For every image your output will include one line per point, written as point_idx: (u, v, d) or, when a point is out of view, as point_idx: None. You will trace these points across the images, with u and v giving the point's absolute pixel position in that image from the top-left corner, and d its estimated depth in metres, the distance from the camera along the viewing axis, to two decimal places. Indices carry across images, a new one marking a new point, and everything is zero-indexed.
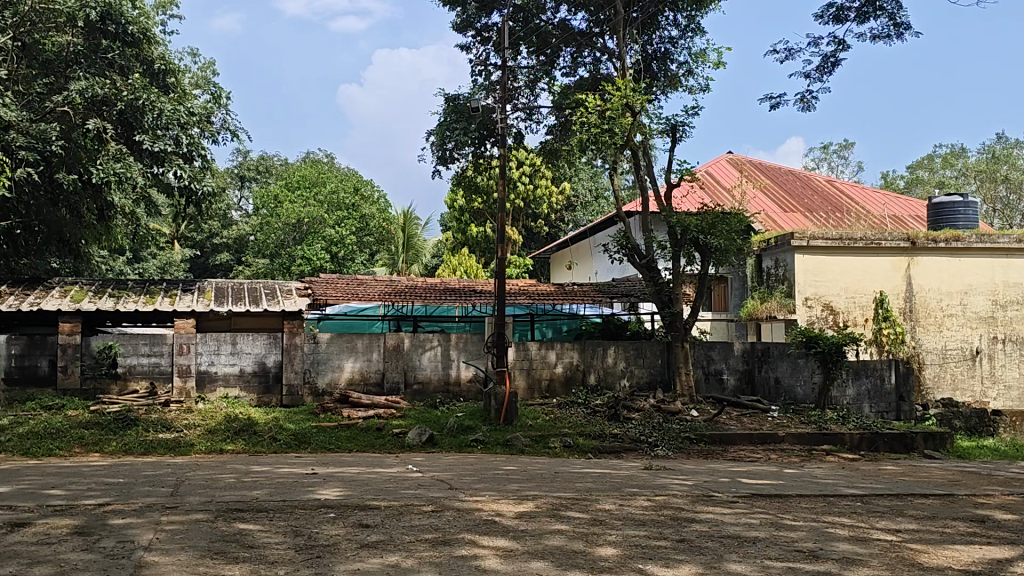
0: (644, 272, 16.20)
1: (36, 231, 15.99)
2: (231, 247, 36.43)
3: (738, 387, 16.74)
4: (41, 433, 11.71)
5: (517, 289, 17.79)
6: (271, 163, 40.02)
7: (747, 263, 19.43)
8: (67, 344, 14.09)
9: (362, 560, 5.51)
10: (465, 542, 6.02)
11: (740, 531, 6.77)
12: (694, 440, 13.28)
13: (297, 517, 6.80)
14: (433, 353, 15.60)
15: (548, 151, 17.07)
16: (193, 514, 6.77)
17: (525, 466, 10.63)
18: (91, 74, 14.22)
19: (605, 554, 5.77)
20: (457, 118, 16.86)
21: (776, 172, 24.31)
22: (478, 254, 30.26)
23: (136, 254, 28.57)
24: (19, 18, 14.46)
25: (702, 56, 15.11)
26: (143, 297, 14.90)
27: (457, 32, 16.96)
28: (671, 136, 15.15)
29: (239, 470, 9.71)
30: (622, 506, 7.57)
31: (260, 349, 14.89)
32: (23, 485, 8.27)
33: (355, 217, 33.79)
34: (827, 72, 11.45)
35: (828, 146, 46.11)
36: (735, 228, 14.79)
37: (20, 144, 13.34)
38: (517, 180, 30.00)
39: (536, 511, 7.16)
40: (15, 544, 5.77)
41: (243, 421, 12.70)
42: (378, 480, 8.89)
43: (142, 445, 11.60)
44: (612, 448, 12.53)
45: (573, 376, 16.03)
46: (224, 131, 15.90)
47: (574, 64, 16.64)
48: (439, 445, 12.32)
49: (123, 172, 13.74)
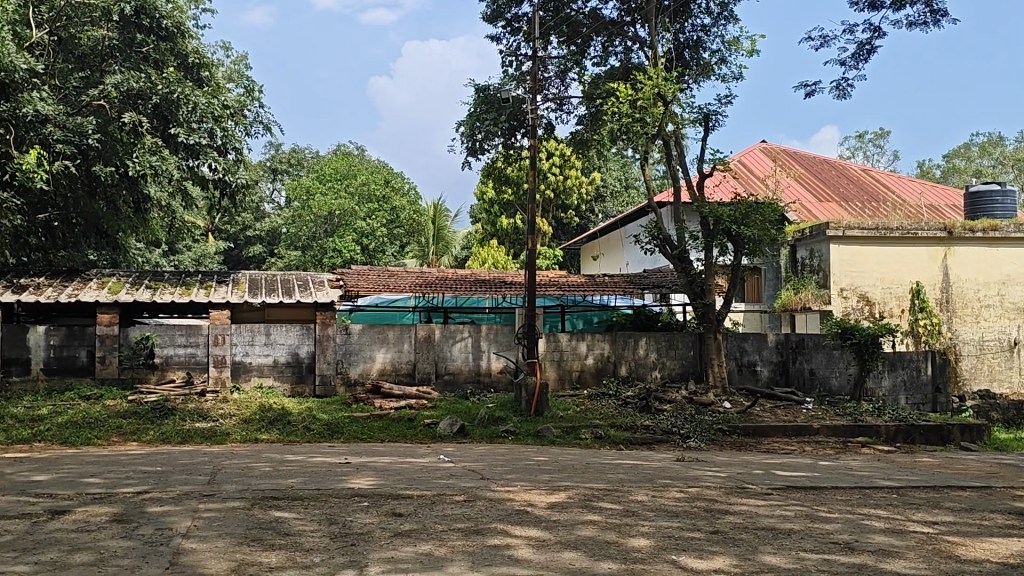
0: (675, 263, 16.09)
1: (73, 223, 16.45)
2: (264, 239, 36.78)
3: (773, 378, 16.53)
4: (80, 423, 11.91)
5: (548, 281, 17.76)
6: (303, 155, 40.26)
7: (781, 253, 19.27)
8: (106, 334, 14.32)
9: (395, 548, 5.56)
10: (498, 531, 6.05)
11: (774, 523, 6.73)
12: (727, 431, 13.19)
13: (331, 505, 6.88)
14: (464, 344, 15.63)
15: (578, 142, 16.98)
16: (230, 502, 6.85)
17: (556, 456, 10.64)
18: (127, 68, 14.56)
19: (638, 545, 5.76)
20: (487, 109, 16.86)
21: (811, 161, 24.06)
22: (508, 246, 30.26)
23: (171, 247, 28.92)
24: (55, 13, 14.60)
25: (735, 43, 14.94)
26: (179, 289, 15.08)
27: (487, 23, 16.93)
28: (704, 125, 15.01)
29: (273, 458, 9.81)
30: (655, 497, 7.56)
31: (293, 340, 15.02)
32: (62, 473, 8.41)
33: (385, 208, 33.93)
34: (862, 59, 11.30)
35: (863, 133, 45.73)
36: (769, 218, 14.62)
37: (57, 138, 13.60)
38: (548, 171, 30.07)
39: (569, 502, 7.16)
40: (55, 531, 5.88)
41: (277, 412, 12.84)
42: (410, 470, 8.96)
43: (179, 434, 11.73)
44: (643, 440, 12.49)
45: (604, 367, 15.98)
46: (257, 124, 16.01)
47: (605, 53, 16.56)
48: (470, 436, 12.34)
49: (158, 165, 13.93)
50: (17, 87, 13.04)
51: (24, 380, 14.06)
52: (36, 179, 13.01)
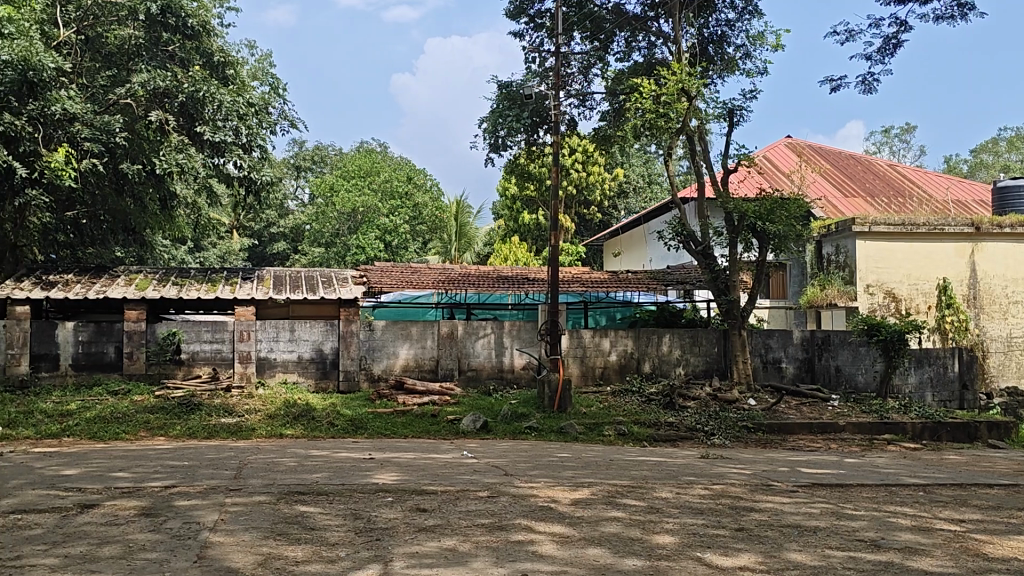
0: (699, 259, 15.99)
1: (101, 220, 16.68)
2: (288, 236, 37.01)
3: (798, 375, 16.45)
4: (108, 417, 12.06)
5: (571, 277, 17.74)
6: (327, 152, 40.49)
7: (807, 249, 19.14)
8: (133, 331, 14.46)
9: (419, 544, 5.58)
10: (522, 527, 6.06)
11: (800, 520, 6.70)
12: (752, 428, 13.12)
13: (355, 500, 6.91)
14: (487, 340, 15.65)
15: (601, 138, 16.93)
16: (256, 497, 6.92)
17: (579, 453, 10.63)
18: (154, 67, 14.54)
19: (663, 542, 5.76)
20: (510, 105, 16.83)
21: (837, 156, 23.88)
22: (530, 242, 30.27)
23: (197, 244, 29.20)
24: (82, 12, 14.96)
25: (760, 38, 14.83)
26: (205, 286, 15.21)
27: (510, 19, 16.92)
28: (728, 120, 14.93)
29: (298, 454, 9.88)
30: (679, 494, 7.54)
31: (318, 336, 15.11)
32: (91, 468, 8.51)
33: (408, 205, 34.04)
34: (889, 54, 11.20)
35: (889, 128, 45.36)
36: (795, 214, 14.51)
37: (85, 136, 13.73)
38: (571, 167, 30.03)
39: (593, 498, 7.16)
40: (85, 524, 5.95)
41: (302, 407, 12.93)
42: (434, 466, 8.99)
43: (206, 429, 11.84)
44: (667, 437, 12.43)
45: (627, 363, 15.96)
46: (283, 121, 16.04)
47: (629, 49, 16.51)
48: (494, 432, 12.36)
49: (185, 163, 14.09)
50: (45, 85, 13.15)
51: (53, 376, 14.22)
52: (64, 177, 13.11)
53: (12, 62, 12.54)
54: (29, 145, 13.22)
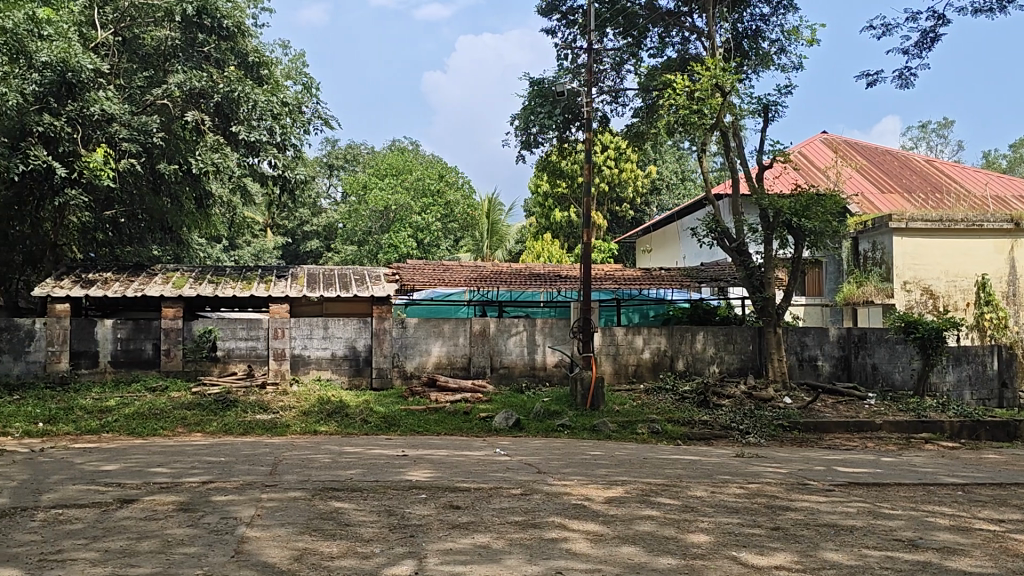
0: (734, 256, 15.80)
1: (139, 218, 16.97)
2: (321, 234, 37.29)
3: (834, 373, 16.25)
4: (146, 414, 12.25)
5: (603, 275, 17.68)
6: (359, 151, 40.74)
7: (843, 246, 18.91)
8: (171, 328, 14.65)
9: (453, 540, 5.60)
10: (556, 525, 6.05)
11: (836, 520, 6.63)
12: (788, 427, 13.00)
13: (389, 497, 6.95)
14: (519, 337, 15.64)
15: (633, 135, 16.85)
16: (291, 493, 6.98)
17: (613, 451, 10.60)
18: (190, 67, 14.75)
19: (697, 541, 5.72)
20: (542, 102, 16.81)
21: (873, 152, 23.57)
22: (563, 240, 30.21)
23: (232, 242, 29.56)
24: (120, 14, 15.19)
25: (795, 32, 14.67)
26: (240, 284, 15.35)
27: (542, 16, 16.89)
28: (763, 115, 14.80)
29: (333, 450, 9.95)
30: (714, 493, 7.49)
31: (351, 333, 15.22)
32: (130, 463, 8.64)
33: (440, 203, 34.12)
34: (927, 48, 11.05)
35: (926, 123, 44.69)
36: (831, 210, 14.34)
37: (123, 136, 13.89)
38: (603, 164, 29.91)
39: (626, 497, 7.15)
40: (124, 519, 6.05)
41: (335, 404, 13.01)
42: (467, 463, 9.01)
43: (241, 425, 11.96)
44: (702, 436, 12.36)
45: (660, 361, 15.88)
46: (316, 120, 16.17)
47: (662, 44, 16.42)
48: (527, 429, 12.37)
49: (220, 163, 14.25)
50: (84, 86, 13.29)
51: (92, 373, 14.46)
52: (103, 177, 13.32)
53: (52, 64, 12.84)
54: (69, 145, 13.49)
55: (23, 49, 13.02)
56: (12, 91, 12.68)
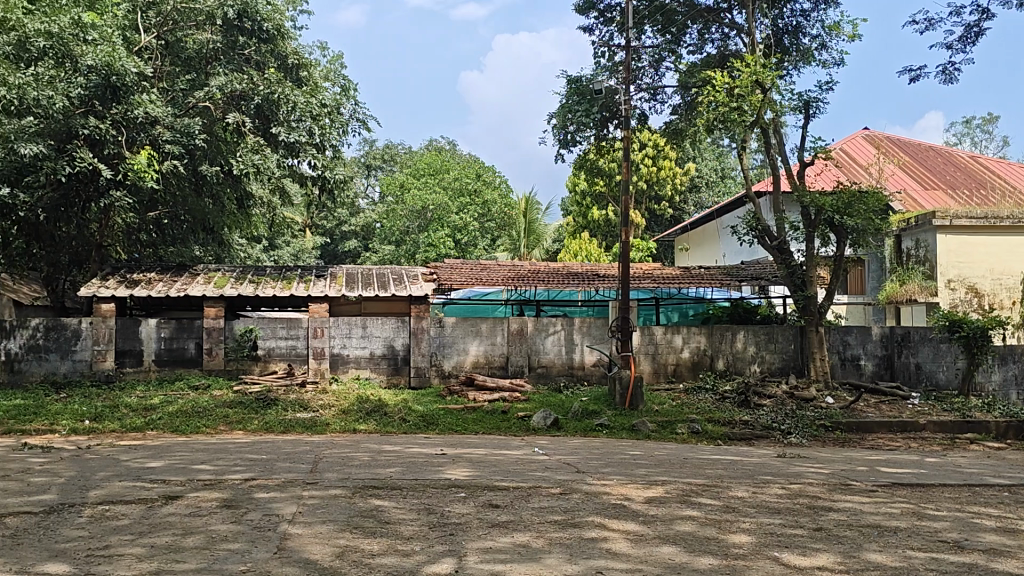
0: (775, 254, 15.64)
1: (182, 220, 17.29)
2: (359, 234, 37.57)
3: (877, 372, 16.11)
4: (189, 412, 12.42)
5: (642, 274, 17.61)
6: (396, 151, 40.96)
7: (886, 244, 18.63)
8: (213, 327, 14.85)
9: (492, 539, 5.62)
10: (595, 525, 6.04)
11: (880, 520, 6.54)
12: (830, 427, 12.85)
13: (429, 495, 6.98)
14: (557, 336, 15.62)
15: (672, 132, 16.76)
16: (332, 490, 7.04)
17: (652, 451, 10.58)
18: (231, 70, 15.06)
19: (739, 541, 5.67)
20: (579, 100, 16.80)
21: (914, 148, 23.21)
22: (600, 239, 30.10)
23: (272, 242, 29.92)
24: (161, 18, 15.23)
25: (836, 28, 14.49)
26: (280, 284, 15.50)
27: (580, 14, 16.87)
28: (805, 112, 14.63)
29: (372, 449, 10.02)
30: (756, 493, 7.42)
31: (389, 332, 15.31)
32: (173, 460, 8.77)
33: (478, 202, 34.18)
34: (971, 42, 10.86)
35: (970, 119, 43.99)
36: (874, 208, 14.12)
37: (167, 138, 14.02)
38: (641, 162, 29.75)
39: (666, 497, 7.10)
40: (169, 515, 6.14)
41: (374, 403, 13.08)
42: (506, 462, 9.01)
43: (282, 424, 12.08)
44: (742, 436, 12.24)
45: (700, 360, 15.77)
46: (354, 121, 16.33)
47: (701, 41, 16.31)
48: (565, 429, 12.34)
49: (261, 164, 14.33)
50: (128, 89, 13.48)
51: (137, 372, 14.70)
52: (148, 178, 13.50)
53: (97, 67, 13.06)
54: (113, 147, 13.79)
55: (70, 53, 13.26)
56: (58, 95, 12.96)
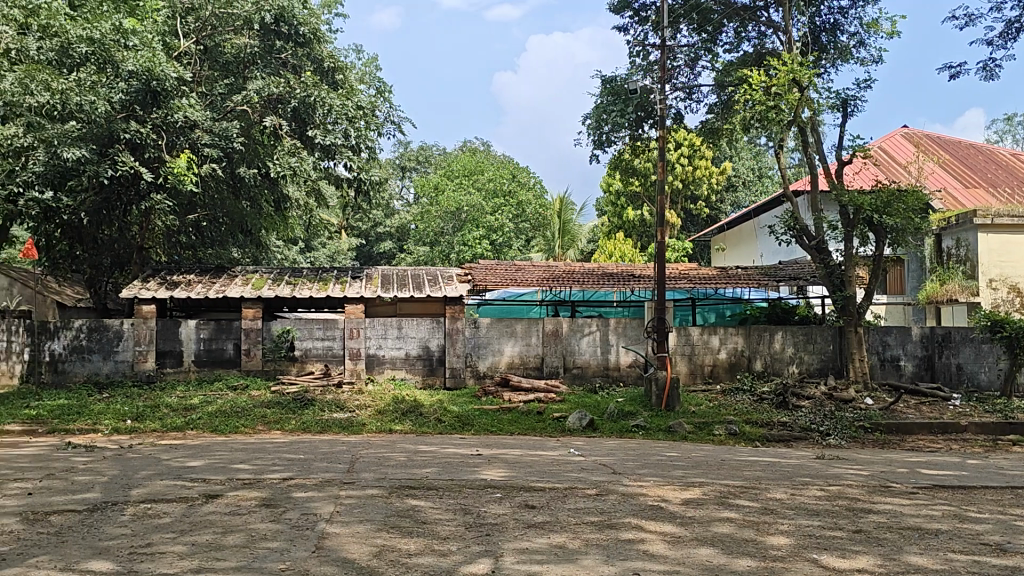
0: (813, 254, 15.43)
1: (221, 222, 17.50)
2: (394, 236, 37.78)
3: (917, 373, 15.82)
4: (228, 412, 12.57)
5: (678, 274, 17.52)
6: (431, 153, 41.12)
7: (925, 242, 18.32)
8: (251, 328, 15.02)
9: (529, 540, 5.61)
10: (632, 526, 6.02)
11: (921, 523, 6.44)
12: (869, 428, 12.70)
13: (465, 495, 7.00)
14: (592, 337, 15.59)
15: (708, 131, 16.67)
16: (369, 490, 7.08)
17: (688, 452, 10.50)
18: (268, 73, 15.19)
19: (777, 543, 5.62)
20: (614, 100, 16.75)
21: (954, 145, 22.86)
22: (635, 239, 30.00)
23: (308, 244, 30.20)
24: (201, 23, 15.39)
25: (875, 25, 14.31)
26: (317, 284, 15.68)
27: (614, 14, 16.83)
28: (842, 110, 14.47)
29: (408, 449, 10.06)
30: (793, 495, 7.35)
31: (424, 333, 15.38)
32: (213, 459, 8.88)
33: (512, 203, 34.28)
34: (1010, 38, 10.69)
35: (1013, 116, 43.16)
36: (913, 206, 13.91)
37: (206, 142, 14.32)
38: (677, 161, 29.54)
39: (704, 499, 7.05)
40: (210, 513, 6.22)
41: (409, 404, 13.14)
42: (541, 463, 9.02)
43: (318, 424, 12.18)
44: (780, 437, 12.13)
45: (737, 361, 15.66)
46: (388, 123, 16.46)
47: (738, 39, 16.19)
48: (601, 430, 12.31)
49: (297, 166, 14.47)
50: (168, 94, 13.71)
51: (177, 372, 14.92)
52: (187, 181, 13.75)
53: (138, 73, 13.24)
54: (154, 151, 14.05)
55: (110, 59, 13.53)
56: (100, 100, 13.16)
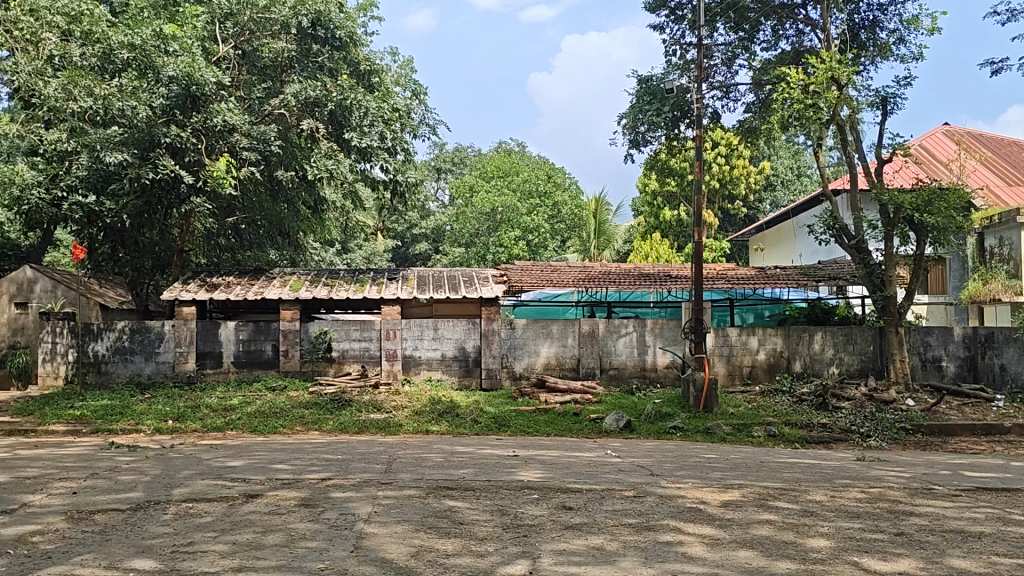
0: (853, 253, 15.27)
1: (259, 225, 17.69)
2: (429, 237, 37.92)
3: (959, 374, 15.56)
4: (267, 412, 12.72)
5: (716, 274, 17.41)
6: (466, 154, 41.22)
7: (967, 241, 18.01)
8: (289, 330, 15.14)
9: (566, 541, 5.60)
10: (670, 528, 5.98)
11: (964, 525, 6.33)
12: (911, 430, 12.52)
13: (503, 496, 7.01)
14: (629, 338, 15.53)
15: (745, 130, 16.56)
16: (407, 491, 7.11)
17: (727, 454, 10.41)
18: (305, 77, 15.33)
19: (817, 546, 5.56)
20: (651, 99, 16.66)
21: (994, 143, 22.45)
22: (672, 239, 29.86)
23: (344, 246, 30.43)
24: (240, 28, 15.31)
25: (915, 21, 14.09)
26: (353, 285, 15.83)
27: (650, 12, 16.74)
28: (883, 108, 14.26)
29: (445, 450, 10.09)
30: (834, 497, 7.27)
31: (460, 334, 15.42)
32: (254, 459, 8.99)
33: (547, 204, 34.33)
34: None
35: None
36: (955, 205, 13.71)
37: (244, 146, 14.56)
38: (714, 161, 29.34)
39: (743, 501, 6.99)
40: (250, 513, 6.29)
41: (446, 404, 13.19)
42: (578, 464, 9.01)
43: (356, 424, 12.27)
44: (820, 439, 11.99)
45: (777, 363, 15.52)
46: (424, 126, 16.52)
47: (776, 37, 16.04)
48: (638, 431, 12.24)
49: (334, 169, 14.58)
50: (207, 99, 13.92)
51: (217, 373, 15.09)
52: (226, 184, 13.87)
53: (178, 78, 13.47)
54: (194, 155, 14.18)
55: (152, 64, 13.74)
56: (142, 105, 13.31)
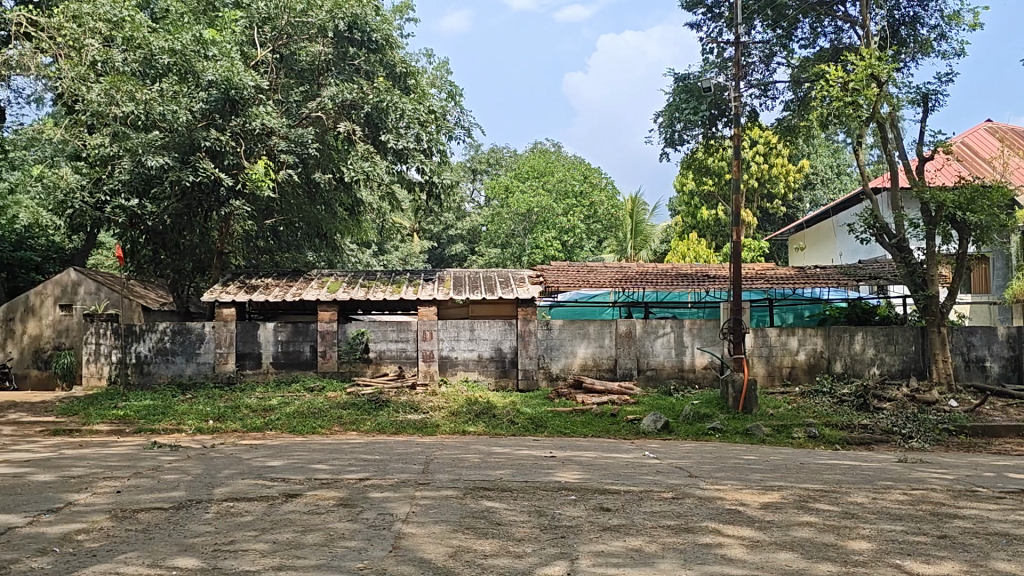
0: (894, 253, 15.01)
1: (296, 227, 17.85)
2: (465, 238, 38.03)
3: (1003, 374, 15.26)
4: (306, 412, 12.83)
5: (755, 274, 17.26)
6: (501, 155, 41.29)
7: (1012, 240, 17.68)
8: (326, 331, 15.25)
9: (604, 542, 5.57)
10: (709, 530, 5.93)
11: (1009, 528, 6.20)
12: (954, 432, 12.30)
13: (540, 497, 7.00)
14: (666, 339, 15.43)
15: (784, 129, 16.37)
16: (444, 491, 7.13)
17: (766, 455, 10.32)
18: (342, 80, 15.50)
19: (858, 548, 5.48)
20: (687, 98, 16.52)
21: None
22: (709, 239, 29.65)
23: (381, 247, 30.64)
24: (277, 32, 15.55)
25: (957, 17, 13.85)
26: (390, 287, 15.87)
27: (687, 10, 16.65)
28: (924, 105, 14.03)
29: (482, 450, 10.10)
30: (876, 499, 7.15)
31: (497, 335, 15.44)
32: (293, 459, 9.07)
33: (584, 204, 34.25)
34: None
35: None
36: (999, 203, 13.41)
37: (282, 149, 14.73)
38: (752, 160, 29.11)
39: (783, 502, 6.90)
40: (290, 512, 6.35)
41: (483, 405, 13.21)
42: (615, 466, 8.97)
43: (394, 425, 12.33)
44: (861, 440, 11.83)
45: (817, 363, 15.32)
46: (460, 128, 16.59)
47: (814, 35, 15.84)
48: (676, 432, 12.16)
49: (370, 171, 14.66)
50: (246, 102, 14.11)
51: (256, 373, 15.25)
52: (264, 186, 14.06)
53: (217, 82, 13.64)
54: (232, 158, 14.44)
55: (191, 68, 14.02)
56: (182, 109, 13.55)
